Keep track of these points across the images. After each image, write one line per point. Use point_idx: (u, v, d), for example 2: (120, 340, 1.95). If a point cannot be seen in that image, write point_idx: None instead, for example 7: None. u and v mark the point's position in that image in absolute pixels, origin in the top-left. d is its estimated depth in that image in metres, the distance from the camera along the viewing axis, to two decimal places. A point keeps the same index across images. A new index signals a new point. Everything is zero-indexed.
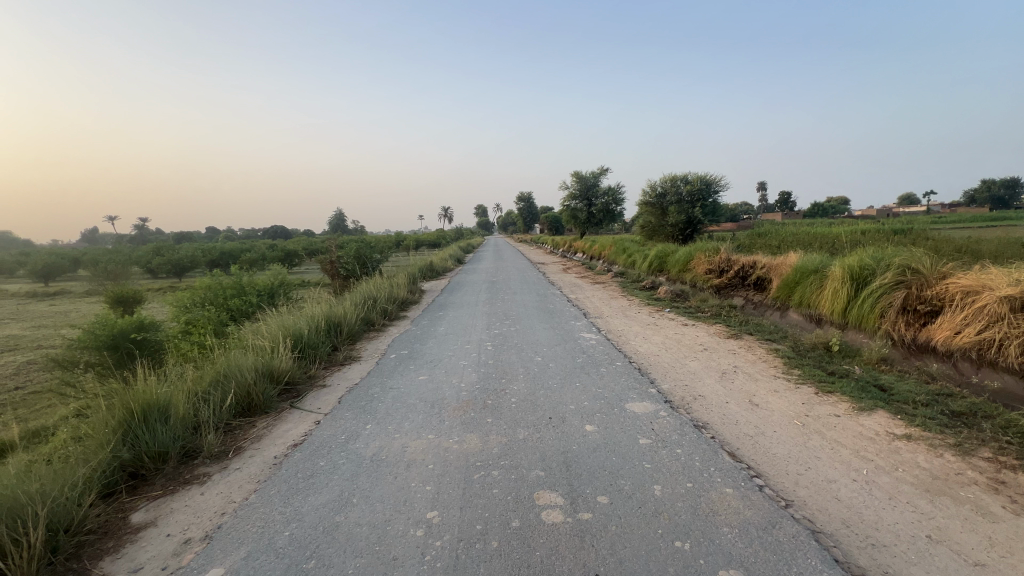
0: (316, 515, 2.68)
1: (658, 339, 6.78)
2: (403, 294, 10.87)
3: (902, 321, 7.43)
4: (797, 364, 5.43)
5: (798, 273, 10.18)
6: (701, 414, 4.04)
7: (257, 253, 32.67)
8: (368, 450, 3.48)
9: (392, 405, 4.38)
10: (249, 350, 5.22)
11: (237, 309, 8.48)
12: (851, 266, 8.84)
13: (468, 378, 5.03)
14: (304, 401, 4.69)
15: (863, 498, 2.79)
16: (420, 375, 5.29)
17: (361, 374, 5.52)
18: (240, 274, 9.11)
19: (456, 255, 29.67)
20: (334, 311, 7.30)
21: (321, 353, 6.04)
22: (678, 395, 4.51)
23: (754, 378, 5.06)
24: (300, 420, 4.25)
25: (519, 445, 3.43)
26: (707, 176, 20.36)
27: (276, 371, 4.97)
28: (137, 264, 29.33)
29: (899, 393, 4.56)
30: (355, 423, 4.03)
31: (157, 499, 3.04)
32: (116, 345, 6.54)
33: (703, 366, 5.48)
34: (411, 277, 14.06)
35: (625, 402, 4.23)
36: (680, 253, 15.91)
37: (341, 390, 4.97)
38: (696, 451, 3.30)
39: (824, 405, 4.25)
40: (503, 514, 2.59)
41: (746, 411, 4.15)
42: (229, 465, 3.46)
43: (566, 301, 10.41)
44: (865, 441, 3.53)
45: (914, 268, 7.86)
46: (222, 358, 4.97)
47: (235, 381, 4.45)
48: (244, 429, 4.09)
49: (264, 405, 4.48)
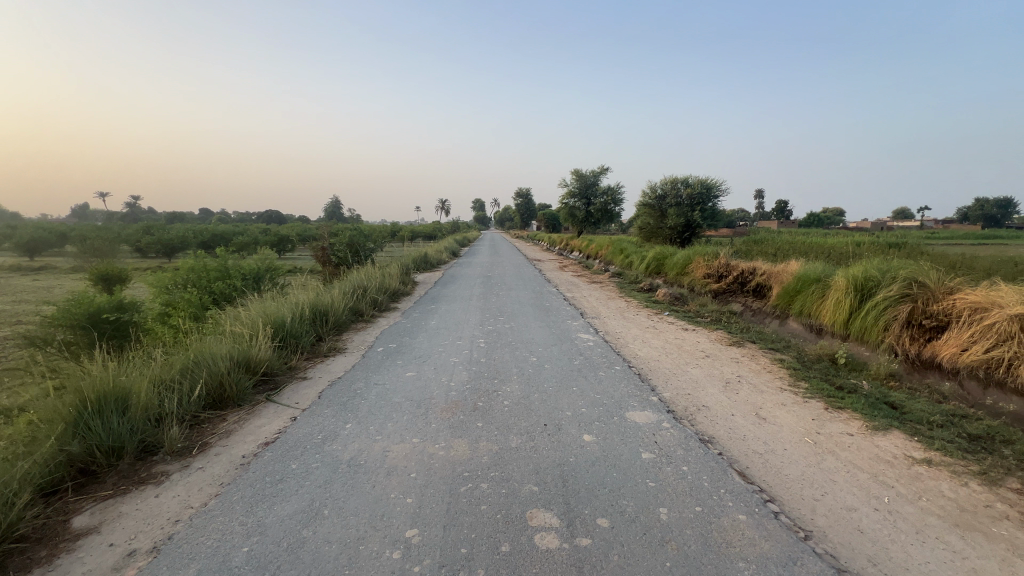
0: (280, 528, 2.38)
1: (658, 343, 6.53)
2: (395, 284, 10.53)
3: (906, 336, 7.24)
4: (802, 377, 5.20)
5: (799, 281, 9.99)
6: (705, 427, 3.78)
7: (249, 236, 32.18)
8: (346, 453, 3.18)
9: (375, 403, 4.08)
10: (226, 337, 4.90)
11: (220, 293, 8.11)
12: (854, 277, 8.66)
13: (458, 377, 4.74)
14: (281, 394, 4.38)
15: (888, 531, 2.54)
16: (408, 371, 4.99)
17: (345, 367, 5.20)
18: (226, 257, 8.75)
19: (451, 247, 29.37)
20: (321, 299, 6.95)
21: (304, 342, 5.71)
22: (680, 405, 4.25)
23: (759, 389, 4.81)
24: (275, 415, 3.93)
25: (511, 455, 3.14)
26: (708, 181, 20.17)
27: (253, 360, 4.64)
28: (126, 241, 28.67)
29: (912, 412, 4.33)
30: (334, 421, 3.72)
31: (105, 501, 2.72)
32: (91, 325, 6.18)
33: (705, 374, 5.22)
34: (404, 268, 13.74)
35: (625, 410, 3.96)
36: (679, 256, 15.70)
37: (321, 384, 4.65)
38: (704, 469, 3.03)
39: (836, 422, 4.00)
40: (492, 536, 2.31)
41: (754, 426, 3.89)
42: (191, 463, 3.14)
43: (563, 300, 10.10)
44: (883, 464, 3.28)
45: (920, 281, 7.69)
46: (195, 344, 4.65)
47: (207, 370, 4.13)
48: (213, 423, 3.77)
49: (238, 397, 4.16)
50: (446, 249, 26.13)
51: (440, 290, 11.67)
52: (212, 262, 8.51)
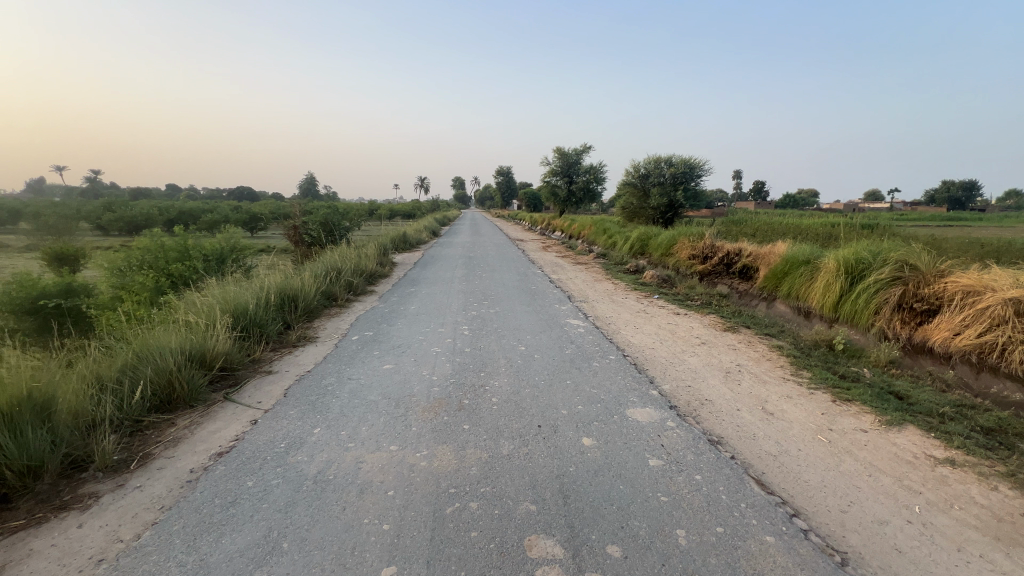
0: (227, 570, 1.96)
1: (650, 329, 6.22)
2: (372, 266, 9.97)
3: (897, 319, 7.11)
4: (803, 365, 4.96)
5: (788, 263, 9.81)
6: (712, 425, 3.47)
7: (218, 214, 30.69)
8: (312, 467, 2.75)
9: (348, 402, 3.64)
10: (177, 327, 4.35)
11: (179, 276, 7.45)
12: (845, 259, 8.48)
13: (441, 370, 4.32)
14: (242, 393, 3.89)
15: (928, 549, 2.26)
16: (386, 364, 4.53)
17: (316, 359, 4.73)
18: (186, 235, 8.04)
19: (432, 227, 28.56)
20: (289, 282, 6.38)
21: (270, 331, 5.18)
22: (683, 400, 3.94)
23: (762, 379, 4.53)
24: (233, 418, 3.46)
25: (503, 465, 2.77)
26: (692, 160, 19.88)
27: (208, 354, 4.11)
28: (85, 219, 26.99)
29: (921, 403, 4.11)
30: (300, 426, 3.28)
31: (12, 535, 2.24)
32: (35, 311, 5.55)
33: (703, 363, 4.93)
34: (381, 247, 13.09)
35: (625, 407, 3.61)
36: (664, 236, 15.46)
37: (288, 380, 4.17)
38: (719, 478, 2.72)
39: (846, 416, 3.75)
40: (484, 573, 1.94)
41: (763, 422, 3.60)
42: (127, 482, 2.67)
43: (549, 282, 9.71)
44: (906, 466, 3.02)
45: (912, 264, 7.55)
46: (140, 336, 4.09)
47: (152, 367, 3.60)
48: (159, 428, 3.28)
49: (190, 397, 3.66)
50: (426, 229, 25.36)
51: (420, 272, 11.12)
52: (170, 241, 7.79)
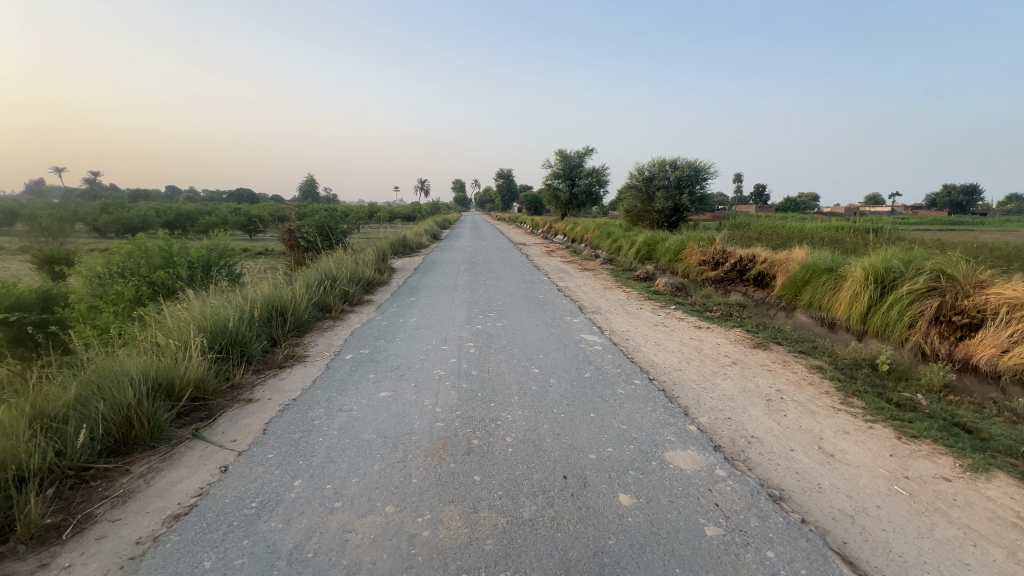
0: None
1: (673, 345, 5.68)
2: (369, 273, 9.42)
3: (935, 334, 6.56)
4: (851, 390, 4.41)
5: (808, 271, 9.27)
6: (769, 473, 2.93)
7: (216, 216, 30.17)
8: (287, 539, 2.20)
9: (337, 443, 3.09)
10: (143, 352, 3.80)
11: (162, 284, 6.89)
12: (873, 267, 7.93)
13: (445, 400, 3.77)
14: (214, 429, 3.35)
15: None
16: (383, 390, 3.98)
17: (303, 384, 4.18)
18: (170, 240, 7.47)
19: (432, 230, 28.03)
20: (277, 294, 5.85)
21: (253, 350, 4.63)
22: (726, 437, 3.39)
23: (810, 410, 3.98)
24: (200, 464, 2.91)
25: (525, 536, 2.22)
26: (697, 163, 19.34)
27: (176, 383, 3.57)
28: (82, 220, 26.42)
29: (999, 440, 3.56)
30: (278, 476, 2.72)
31: None
32: (8, 322, 4.91)
33: (740, 389, 4.38)
34: (381, 253, 12.54)
35: (664, 450, 3.06)
36: (672, 241, 14.92)
37: (269, 411, 3.63)
38: (797, 555, 2.17)
39: (920, 459, 3.20)
40: None
41: (825, 468, 3.05)
42: (54, 560, 2.12)
43: (557, 290, 9.18)
44: (1014, 531, 2.47)
45: (949, 274, 7.00)
46: (97, 362, 3.55)
47: (105, 401, 3.06)
48: (110, 479, 2.74)
49: (151, 436, 3.12)
50: (427, 233, 24.79)
51: (421, 279, 10.55)
52: (154, 245, 7.23)
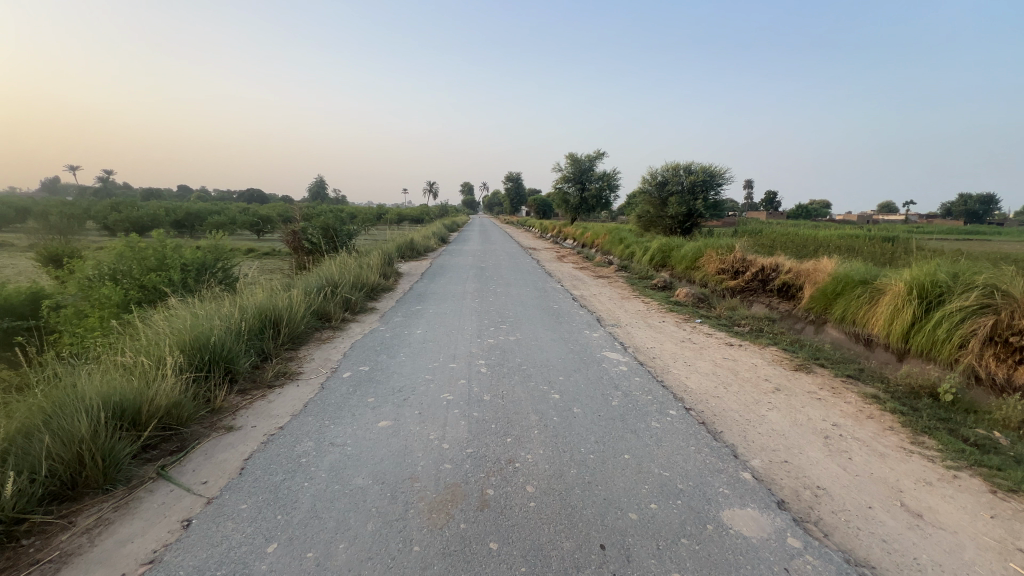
0: None
1: (706, 367, 5.12)
2: (374, 279, 8.93)
3: (990, 356, 5.90)
4: (920, 427, 3.82)
5: (841, 283, 8.62)
6: (852, 542, 2.38)
7: (226, 216, 29.95)
8: None
9: (326, 490, 2.58)
10: (111, 370, 3.33)
11: (154, 287, 6.41)
12: (916, 282, 7.28)
13: (454, 433, 3.25)
14: (183, 468, 2.84)
15: None
16: (383, 419, 3.47)
17: (293, 408, 3.68)
18: (166, 240, 7.00)
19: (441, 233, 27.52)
20: (271, 303, 5.37)
21: (239, 366, 4.15)
22: (788, 487, 2.85)
23: (878, 452, 3.41)
24: (159, 516, 2.41)
25: None
26: (713, 168, 18.66)
27: (144, 409, 3.08)
28: (90, 218, 26.29)
29: None
30: (249, 537, 2.21)
31: None
32: None
33: (791, 423, 3.82)
34: (388, 258, 12.06)
35: (719, 508, 2.52)
36: (689, 248, 14.32)
37: (250, 443, 3.13)
38: None
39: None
40: None
41: (918, 534, 2.50)
42: None
43: (571, 300, 8.64)
44: None
45: (1004, 289, 6.28)
46: (54, 382, 3.08)
47: (51, 434, 2.58)
48: (46, 536, 2.23)
49: (106, 477, 2.63)
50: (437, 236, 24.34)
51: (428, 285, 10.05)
52: (148, 246, 6.76)
